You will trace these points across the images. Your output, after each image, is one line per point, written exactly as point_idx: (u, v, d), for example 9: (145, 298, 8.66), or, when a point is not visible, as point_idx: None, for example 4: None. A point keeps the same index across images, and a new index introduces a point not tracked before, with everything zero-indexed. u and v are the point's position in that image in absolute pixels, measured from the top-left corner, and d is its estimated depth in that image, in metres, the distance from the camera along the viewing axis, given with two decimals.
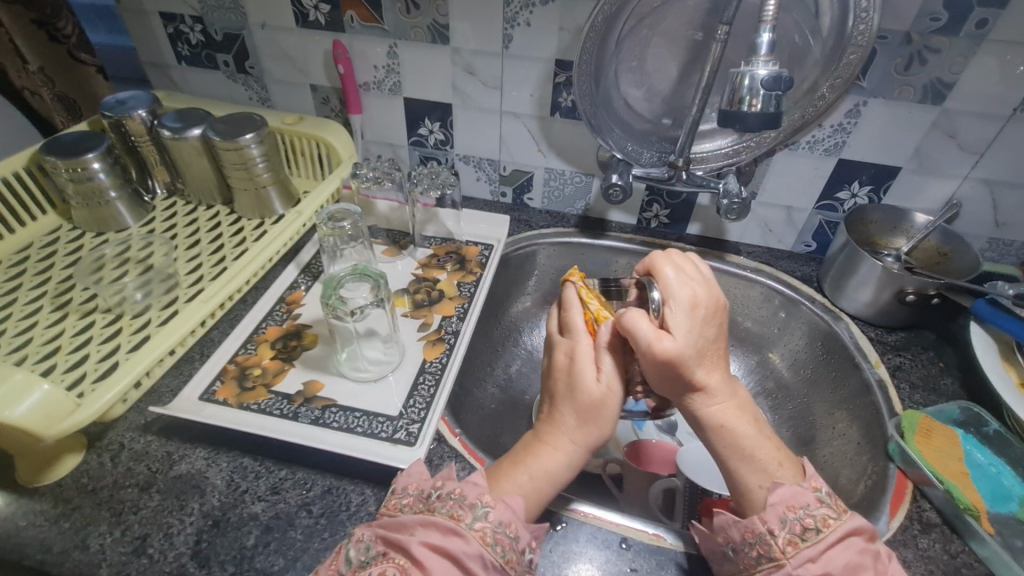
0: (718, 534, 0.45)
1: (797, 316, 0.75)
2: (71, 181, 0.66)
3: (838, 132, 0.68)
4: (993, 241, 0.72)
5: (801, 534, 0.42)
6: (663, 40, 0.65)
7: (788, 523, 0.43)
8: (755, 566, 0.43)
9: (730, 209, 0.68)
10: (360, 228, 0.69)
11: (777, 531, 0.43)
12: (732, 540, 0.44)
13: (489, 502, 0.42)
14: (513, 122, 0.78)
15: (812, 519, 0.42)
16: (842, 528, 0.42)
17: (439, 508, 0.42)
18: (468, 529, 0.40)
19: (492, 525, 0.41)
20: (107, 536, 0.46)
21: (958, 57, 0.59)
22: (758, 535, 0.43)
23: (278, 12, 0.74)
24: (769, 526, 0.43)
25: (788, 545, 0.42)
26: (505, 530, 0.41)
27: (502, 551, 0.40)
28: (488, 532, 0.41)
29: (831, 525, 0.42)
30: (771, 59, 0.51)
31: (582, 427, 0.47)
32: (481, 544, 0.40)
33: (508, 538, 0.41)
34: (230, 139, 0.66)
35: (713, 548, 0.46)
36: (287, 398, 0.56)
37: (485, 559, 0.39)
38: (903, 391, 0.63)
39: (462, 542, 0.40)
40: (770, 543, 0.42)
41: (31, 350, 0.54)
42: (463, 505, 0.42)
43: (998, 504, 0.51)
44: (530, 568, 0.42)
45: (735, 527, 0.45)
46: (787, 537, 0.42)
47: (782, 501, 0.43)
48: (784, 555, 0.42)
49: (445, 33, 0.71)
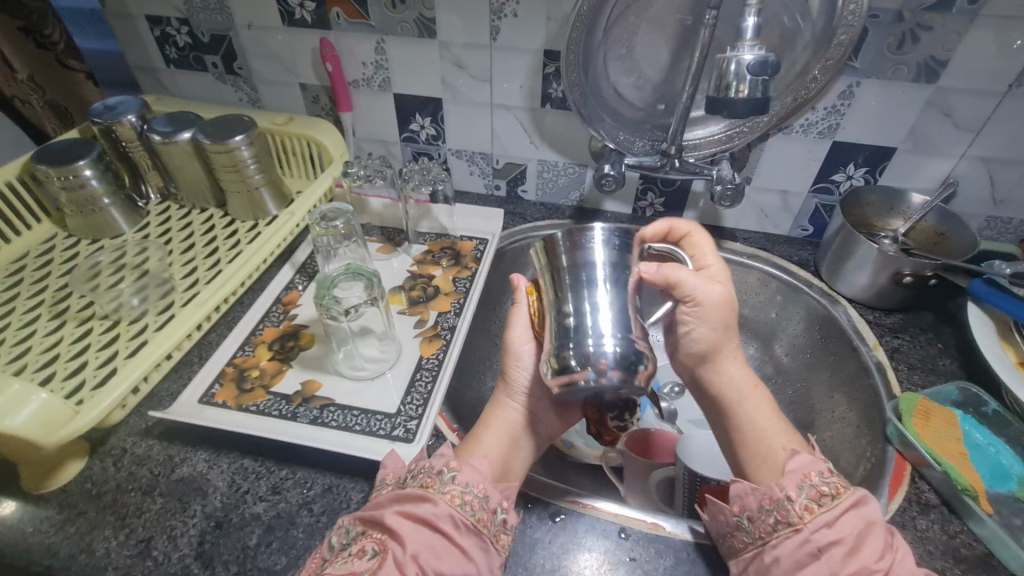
0: (734, 502, 0.46)
1: (794, 302, 0.75)
2: (64, 189, 0.66)
3: (831, 114, 0.67)
4: (992, 220, 0.72)
5: (818, 499, 0.43)
6: (652, 26, 0.64)
7: (805, 490, 0.44)
8: (771, 532, 0.43)
9: (724, 195, 0.68)
10: (353, 227, 0.68)
11: (795, 497, 0.43)
12: (748, 509, 0.45)
13: (455, 466, 0.45)
14: (504, 114, 0.77)
15: (827, 486, 0.43)
16: (853, 494, 0.43)
17: (411, 483, 0.44)
18: (437, 493, 0.43)
19: (460, 488, 0.43)
20: (112, 539, 0.47)
21: (951, 34, 0.58)
22: (776, 501, 0.44)
23: (264, 11, 0.74)
24: (787, 492, 0.44)
25: (804, 510, 0.43)
26: (474, 491, 0.44)
27: (471, 510, 0.43)
28: (457, 495, 0.43)
29: (844, 493, 0.43)
30: (757, 43, 0.51)
31: (506, 384, 0.55)
32: (451, 505, 0.42)
33: (477, 498, 0.43)
34: (220, 142, 0.66)
35: (725, 521, 0.46)
36: (285, 398, 0.57)
37: (456, 519, 0.42)
38: (902, 373, 0.62)
39: (432, 505, 0.42)
40: (788, 508, 0.43)
41: (30, 359, 0.54)
42: (432, 474, 0.44)
43: (997, 483, 0.51)
44: (505, 527, 0.44)
45: (752, 495, 0.45)
46: (804, 503, 0.43)
47: (800, 468, 0.45)
48: (802, 520, 0.42)
49: (431, 27, 0.71)
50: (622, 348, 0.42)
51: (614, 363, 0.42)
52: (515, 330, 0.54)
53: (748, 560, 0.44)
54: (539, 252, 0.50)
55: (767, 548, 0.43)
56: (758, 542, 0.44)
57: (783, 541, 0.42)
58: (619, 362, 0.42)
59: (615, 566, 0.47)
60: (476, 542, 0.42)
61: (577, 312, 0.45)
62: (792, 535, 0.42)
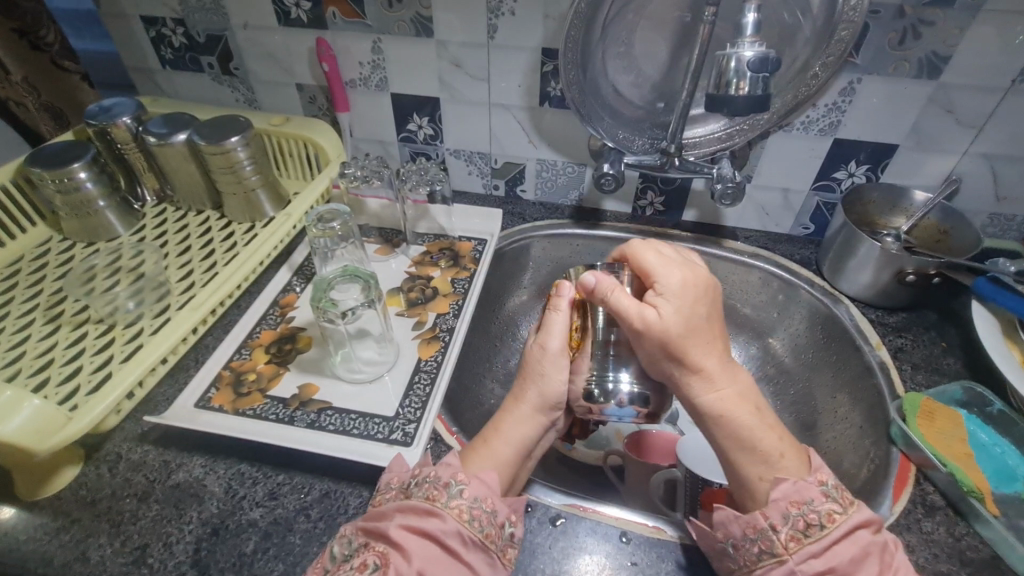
0: (718, 528, 0.45)
1: (795, 301, 0.74)
2: (59, 192, 0.65)
3: (833, 111, 0.67)
4: (995, 217, 0.71)
5: (804, 529, 0.41)
6: (650, 23, 0.63)
7: (792, 520, 0.42)
8: (756, 562, 0.42)
9: (724, 193, 0.67)
10: (350, 228, 0.68)
11: (780, 527, 0.42)
12: (733, 536, 0.44)
13: (462, 479, 0.44)
14: (502, 114, 0.77)
15: (816, 515, 0.42)
16: (847, 522, 0.41)
17: (416, 493, 0.43)
18: (444, 508, 0.42)
19: (468, 503, 0.43)
20: (107, 546, 0.46)
21: (954, 29, 0.58)
22: (760, 531, 0.43)
23: (259, 10, 0.73)
24: (770, 521, 0.42)
25: (790, 541, 0.41)
26: (481, 506, 0.43)
27: (479, 526, 0.42)
28: (464, 510, 0.42)
29: (837, 521, 0.41)
30: (757, 40, 0.50)
31: (541, 396, 0.51)
32: (459, 521, 0.42)
33: (484, 513, 0.43)
34: (215, 143, 0.65)
35: (713, 544, 0.45)
36: (282, 402, 0.56)
37: (464, 536, 0.41)
38: (905, 373, 0.62)
39: (439, 521, 0.41)
40: (772, 539, 0.42)
41: (25, 363, 0.53)
42: (438, 486, 0.43)
43: (1003, 483, 0.50)
44: (512, 541, 0.44)
45: (735, 523, 0.44)
46: (789, 533, 0.42)
47: (785, 497, 0.43)
48: (787, 551, 0.41)
49: (428, 25, 0.70)
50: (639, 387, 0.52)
51: (632, 400, 0.51)
52: (553, 333, 0.51)
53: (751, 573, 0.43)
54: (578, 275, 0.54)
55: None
56: (745, 570, 0.43)
57: (768, 572, 0.41)
58: (636, 399, 0.51)
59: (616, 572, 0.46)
60: (483, 557, 0.42)
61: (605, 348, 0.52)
62: (776, 567, 0.41)
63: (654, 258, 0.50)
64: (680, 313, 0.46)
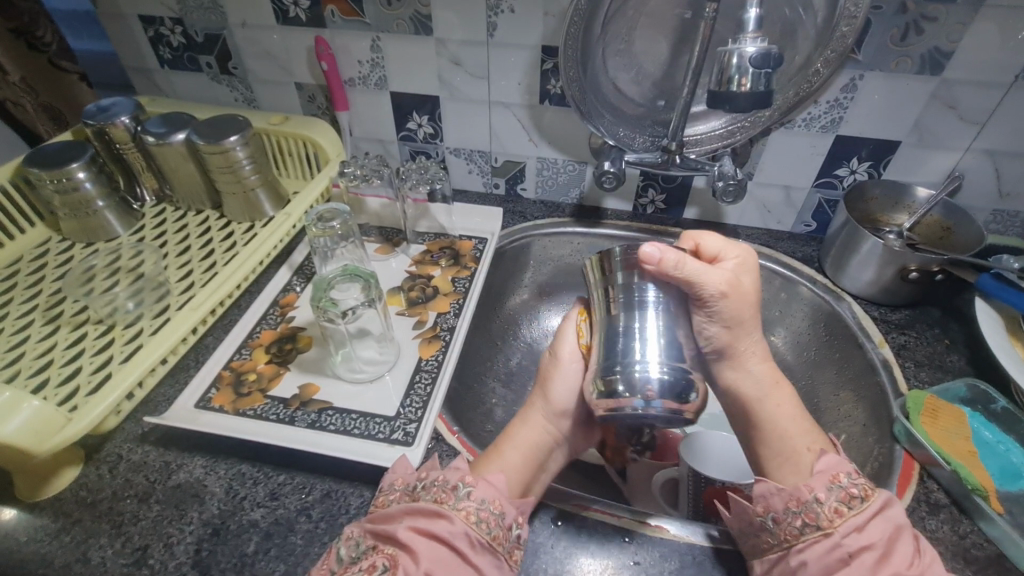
0: (759, 503, 0.46)
1: (797, 298, 0.74)
2: (57, 192, 0.65)
3: (834, 107, 0.66)
4: (998, 213, 0.71)
5: (847, 502, 0.43)
6: (650, 20, 0.63)
7: (834, 491, 0.44)
8: (798, 536, 0.43)
9: (726, 191, 0.66)
10: (350, 228, 0.67)
11: (824, 499, 0.43)
12: (774, 510, 0.45)
13: (470, 481, 0.44)
14: (502, 112, 0.77)
15: (856, 488, 0.43)
16: (881, 498, 0.43)
17: (423, 495, 0.43)
18: (453, 510, 0.42)
19: (476, 504, 0.43)
20: (107, 548, 0.46)
21: (956, 24, 0.57)
22: (804, 503, 0.44)
23: (258, 9, 0.73)
24: (817, 494, 0.44)
25: (834, 513, 0.42)
26: (490, 507, 0.43)
27: (487, 528, 0.42)
28: (472, 512, 0.42)
29: (873, 496, 0.43)
30: (759, 36, 0.50)
31: (546, 403, 0.53)
32: (466, 523, 0.42)
33: (493, 515, 0.43)
34: (214, 143, 0.65)
35: (749, 520, 0.46)
36: (283, 403, 0.56)
37: (472, 538, 0.41)
38: (908, 370, 0.62)
39: (448, 523, 0.41)
40: (817, 511, 0.43)
41: (24, 364, 0.53)
42: (447, 489, 0.43)
43: (1007, 481, 0.50)
44: (519, 543, 0.43)
45: (777, 496, 0.45)
46: (834, 505, 0.43)
47: (830, 469, 0.45)
48: (832, 523, 0.42)
49: (427, 24, 0.70)
50: (669, 376, 0.44)
51: (661, 391, 0.44)
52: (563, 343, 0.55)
53: (774, 561, 0.43)
54: (593, 266, 0.53)
55: (793, 552, 0.43)
56: (785, 544, 0.43)
57: (812, 545, 0.42)
58: (668, 389, 0.44)
59: (619, 572, 0.46)
60: (491, 560, 0.41)
61: (628, 335, 0.47)
62: (821, 539, 0.42)
63: (714, 240, 0.53)
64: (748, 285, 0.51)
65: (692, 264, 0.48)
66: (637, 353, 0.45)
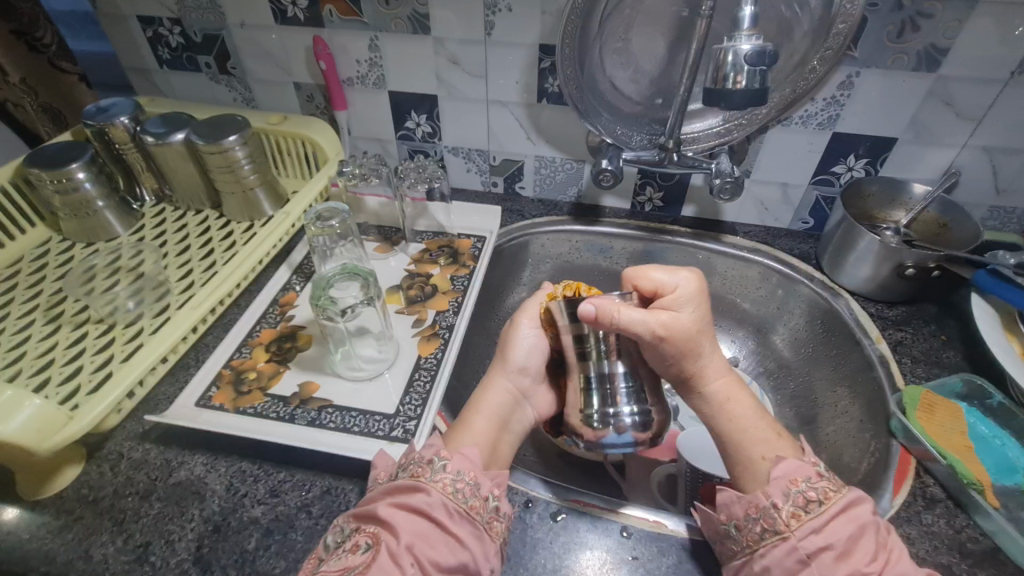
0: (722, 511, 0.46)
1: (795, 295, 0.74)
2: (57, 193, 0.65)
3: (831, 104, 0.67)
4: (995, 210, 0.71)
5: (804, 506, 0.43)
6: (647, 18, 0.63)
7: (792, 497, 0.44)
8: (759, 541, 0.44)
9: (723, 188, 0.66)
10: (349, 226, 0.68)
11: (781, 505, 0.44)
12: (735, 517, 0.45)
13: (445, 455, 0.45)
14: (500, 111, 0.77)
15: (815, 491, 0.44)
16: (842, 499, 0.43)
17: (401, 475, 0.44)
18: (429, 483, 0.43)
19: (451, 476, 0.43)
20: (109, 544, 0.46)
21: (952, 21, 0.58)
22: (762, 509, 0.44)
23: (257, 9, 0.73)
24: (773, 499, 0.44)
25: (791, 518, 0.43)
26: (465, 479, 0.44)
27: (463, 498, 0.43)
28: (448, 483, 0.43)
29: (832, 498, 0.43)
30: (754, 34, 0.50)
31: (506, 367, 0.55)
32: (444, 494, 0.42)
33: (468, 485, 0.43)
34: (213, 142, 0.65)
35: (714, 528, 0.46)
36: (283, 401, 0.56)
37: (449, 507, 0.42)
38: (905, 366, 0.62)
39: (425, 496, 0.42)
40: (775, 516, 0.44)
41: (25, 363, 0.54)
42: (422, 464, 0.44)
43: (1003, 476, 0.50)
44: (497, 515, 0.44)
45: (738, 504, 0.46)
46: (791, 510, 0.43)
47: (786, 475, 0.45)
48: (789, 528, 0.43)
49: (425, 23, 0.70)
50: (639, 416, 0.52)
51: (632, 427, 0.52)
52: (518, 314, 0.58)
53: (739, 566, 0.44)
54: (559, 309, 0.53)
55: (756, 556, 0.43)
56: (748, 550, 0.44)
57: (771, 550, 0.43)
58: (638, 428, 0.52)
59: (617, 566, 0.46)
60: (470, 529, 0.42)
61: (604, 384, 0.53)
62: (780, 544, 0.42)
63: (658, 274, 0.52)
64: (693, 319, 0.51)
65: (628, 315, 0.49)
66: (612, 401, 0.52)
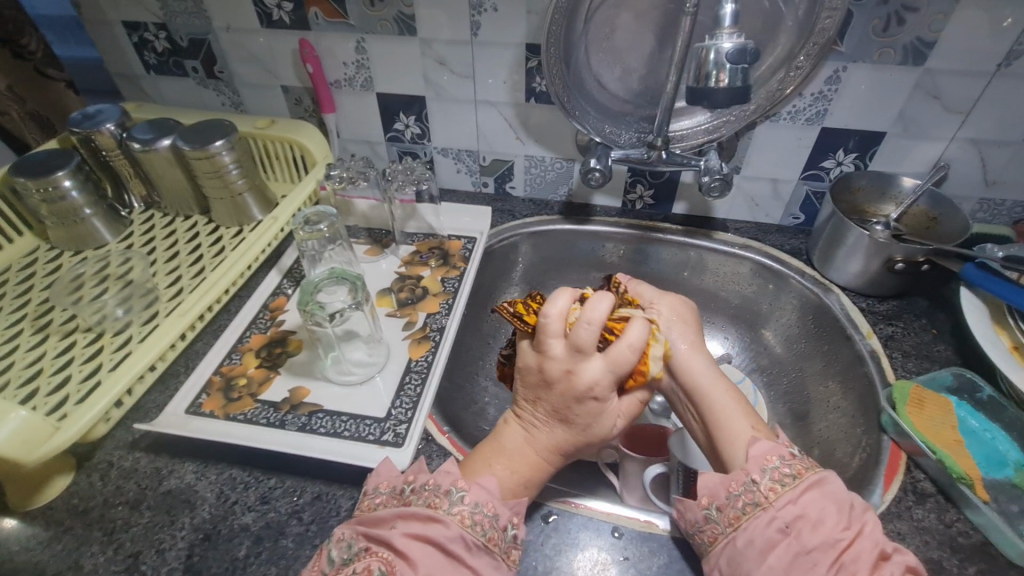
0: (703, 495, 0.46)
1: (787, 290, 0.74)
2: (44, 201, 0.65)
3: (819, 100, 0.66)
4: (984, 202, 0.71)
5: (780, 480, 0.43)
6: (633, 17, 0.63)
7: (768, 472, 0.44)
8: (741, 517, 0.43)
9: (711, 185, 0.67)
10: (338, 230, 0.67)
11: (760, 479, 0.44)
12: (718, 499, 0.45)
13: (463, 486, 0.44)
14: (488, 111, 0.77)
15: (789, 468, 0.44)
16: (815, 476, 0.43)
17: (415, 500, 0.43)
18: (447, 515, 0.42)
19: (470, 508, 0.43)
20: (100, 555, 0.46)
21: (938, 14, 0.57)
22: (744, 485, 0.44)
23: (242, 13, 0.73)
24: (752, 475, 0.44)
25: (769, 491, 0.43)
26: (484, 510, 0.43)
27: (482, 530, 0.42)
28: (467, 516, 0.42)
29: (805, 475, 0.43)
30: (736, 31, 0.50)
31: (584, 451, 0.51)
32: (461, 526, 0.42)
33: (487, 518, 0.43)
34: (200, 148, 0.65)
35: (693, 517, 0.46)
36: (273, 406, 0.56)
37: (468, 540, 0.41)
38: (896, 361, 0.62)
39: (442, 527, 0.41)
40: (754, 490, 0.44)
41: (13, 374, 0.53)
42: (440, 494, 0.44)
43: (993, 470, 0.51)
44: (515, 543, 0.43)
45: (721, 485, 0.45)
46: (768, 484, 0.43)
47: (761, 454, 0.45)
48: (768, 500, 0.43)
49: (411, 24, 0.70)
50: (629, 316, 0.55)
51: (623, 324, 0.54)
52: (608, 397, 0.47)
53: (722, 550, 0.43)
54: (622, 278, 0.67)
55: (739, 533, 0.43)
56: (730, 528, 0.43)
57: (753, 522, 0.42)
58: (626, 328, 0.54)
59: (608, 565, 0.46)
60: (488, 560, 0.42)
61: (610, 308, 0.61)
62: (761, 514, 0.42)
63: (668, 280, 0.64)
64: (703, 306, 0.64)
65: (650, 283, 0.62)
66: None
